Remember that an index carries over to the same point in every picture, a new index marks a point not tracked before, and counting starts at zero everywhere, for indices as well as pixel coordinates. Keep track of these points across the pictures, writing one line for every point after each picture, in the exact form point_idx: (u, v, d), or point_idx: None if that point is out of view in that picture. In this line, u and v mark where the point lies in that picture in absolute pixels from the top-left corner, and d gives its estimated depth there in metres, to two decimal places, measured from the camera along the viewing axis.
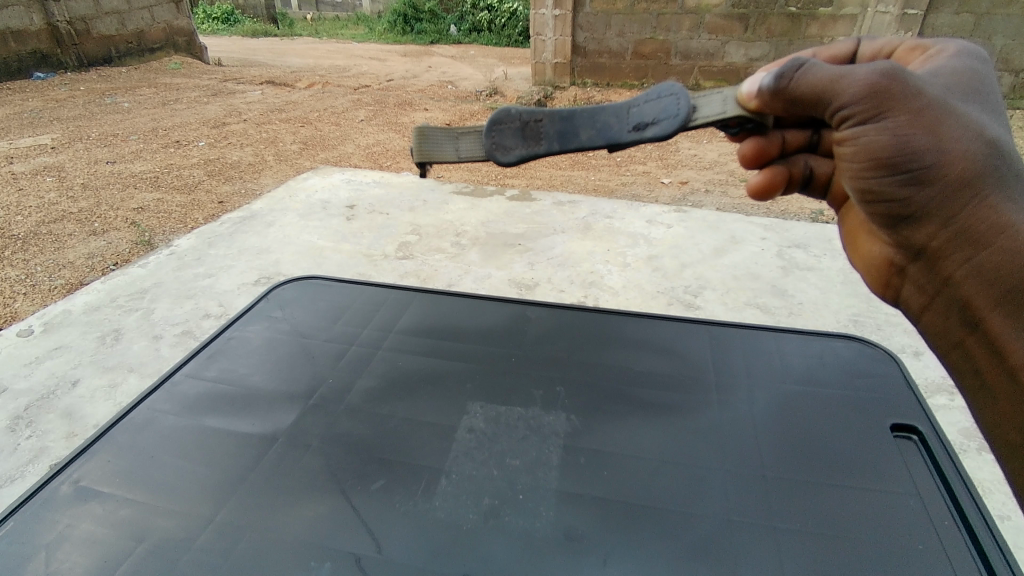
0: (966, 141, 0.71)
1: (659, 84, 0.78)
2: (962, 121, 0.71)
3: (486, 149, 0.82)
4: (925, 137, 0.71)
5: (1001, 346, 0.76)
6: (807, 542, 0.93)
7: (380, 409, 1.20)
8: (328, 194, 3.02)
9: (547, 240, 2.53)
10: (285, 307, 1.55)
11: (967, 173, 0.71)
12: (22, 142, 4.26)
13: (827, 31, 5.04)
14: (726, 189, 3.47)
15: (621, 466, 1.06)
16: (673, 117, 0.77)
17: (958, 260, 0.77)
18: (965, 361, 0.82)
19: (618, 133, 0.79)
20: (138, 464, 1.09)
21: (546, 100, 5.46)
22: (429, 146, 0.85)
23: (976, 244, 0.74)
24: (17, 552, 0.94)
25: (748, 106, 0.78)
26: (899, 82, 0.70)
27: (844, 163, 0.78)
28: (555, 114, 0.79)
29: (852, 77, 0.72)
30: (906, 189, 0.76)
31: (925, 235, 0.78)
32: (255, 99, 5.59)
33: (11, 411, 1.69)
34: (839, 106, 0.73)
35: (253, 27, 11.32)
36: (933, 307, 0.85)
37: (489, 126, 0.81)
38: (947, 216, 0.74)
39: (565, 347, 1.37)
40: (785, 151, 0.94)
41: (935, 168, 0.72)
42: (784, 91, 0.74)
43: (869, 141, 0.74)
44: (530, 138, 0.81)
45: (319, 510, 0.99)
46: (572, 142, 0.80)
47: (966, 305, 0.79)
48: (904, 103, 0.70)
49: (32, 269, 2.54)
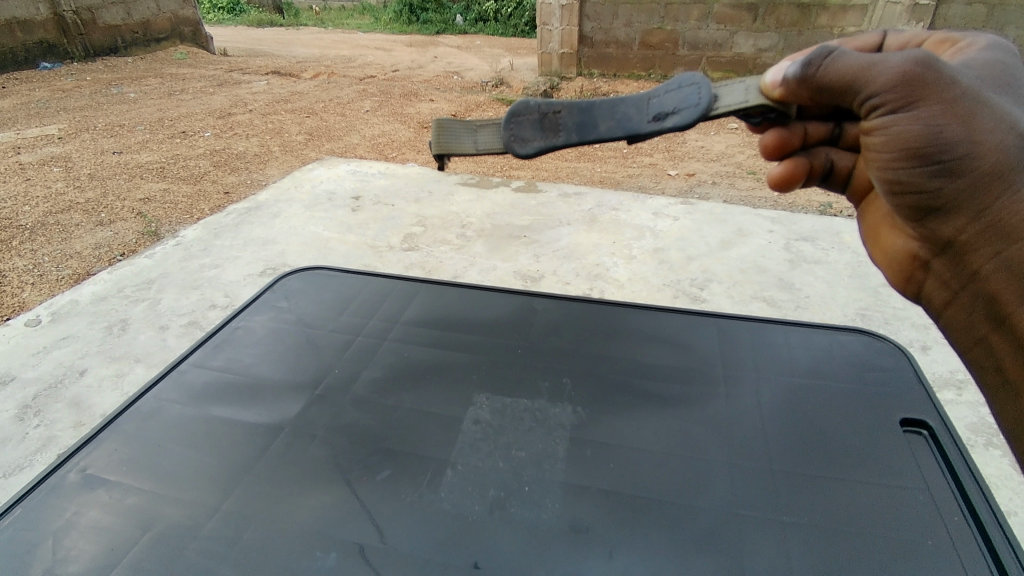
0: (1000, 133, 0.70)
1: (680, 75, 0.76)
2: (997, 113, 0.70)
3: (505, 141, 0.80)
4: (958, 129, 0.69)
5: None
6: (813, 537, 0.92)
7: (385, 400, 1.20)
8: (333, 185, 3.01)
9: (552, 232, 2.52)
10: (290, 298, 1.55)
11: (1001, 165, 0.70)
12: (29, 133, 4.27)
13: (838, 22, 4.96)
14: (733, 181, 3.44)
15: (626, 459, 1.06)
16: (694, 106, 0.76)
17: (987, 254, 0.76)
18: (987, 357, 0.82)
19: (637, 124, 0.78)
20: (145, 453, 1.09)
21: (553, 91, 5.42)
22: (448, 138, 0.85)
23: (1007, 238, 0.74)
24: (24, 540, 0.94)
25: (771, 95, 0.75)
26: (933, 71, 0.69)
27: (874, 152, 0.77)
28: (573, 105, 0.77)
29: (886, 64, 0.70)
30: (936, 180, 0.75)
31: (952, 229, 0.78)
32: (260, 89, 5.58)
33: (19, 400, 1.70)
34: (869, 95, 0.72)
35: (258, 17, 11.28)
36: (956, 302, 0.85)
37: (508, 118, 0.79)
38: (978, 209, 0.74)
39: (573, 338, 1.36)
40: (807, 143, 0.92)
41: (969, 159, 0.71)
42: (812, 79, 0.72)
43: (900, 132, 0.73)
44: (549, 129, 0.79)
45: (324, 500, 0.99)
46: (592, 133, 0.78)
47: (993, 301, 0.79)
48: (938, 92, 0.69)
49: (39, 259, 2.54)
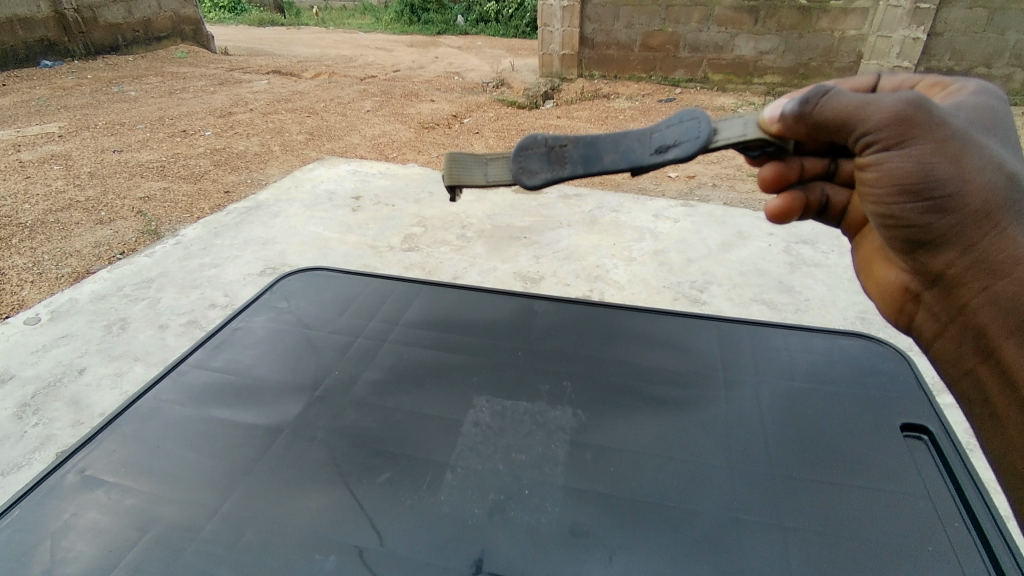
0: (988, 172, 0.71)
1: (681, 110, 0.76)
2: (983, 152, 0.71)
3: (513, 173, 0.81)
4: (948, 168, 0.70)
5: (1014, 372, 0.77)
6: (813, 542, 0.92)
7: (385, 402, 1.20)
8: (333, 184, 3.01)
9: (552, 234, 2.51)
10: (290, 298, 1.55)
11: (987, 203, 0.71)
12: (30, 130, 4.27)
13: (838, 25, 4.95)
14: (733, 183, 3.44)
15: (626, 463, 1.06)
16: (694, 139, 0.74)
17: (975, 287, 0.77)
18: (975, 386, 0.83)
19: (640, 157, 0.76)
20: (143, 455, 1.09)
21: (553, 91, 5.42)
22: (459, 172, 0.84)
23: (995, 273, 0.74)
24: (22, 541, 0.94)
25: (770, 130, 0.75)
26: (925, 111, 0.70)
27: (866, 188, 0.77)
28: (579, 137, 0.78)
29: (878, 105, 0.71)
30: (927, 217, 0.75)
31: (942, 263, 0.78)
32: (261, 88, 5.58)
33: (18, 398, 1.70)
34: (863, 133, 0.72)
35: (259, 16, 11.28)
36: (945, 334, 0.85)
37: (516, 151, 0.80)
38: (968, 245, 0.75)
39: (572, 341, 1.36)
40: (803, 176, 0.91)
41: (958, 196, 0.72)
42: (808, 117, 0.73)
43: (893, 169, 0.73)
44: (555, 162, 0.80)
45: (323, 502, 0.99)
46: (596, 165, 0.78)
47: (982, 333, 0.79)
48: (929, 131, 0.70)
49: (39, 257, 2.55)
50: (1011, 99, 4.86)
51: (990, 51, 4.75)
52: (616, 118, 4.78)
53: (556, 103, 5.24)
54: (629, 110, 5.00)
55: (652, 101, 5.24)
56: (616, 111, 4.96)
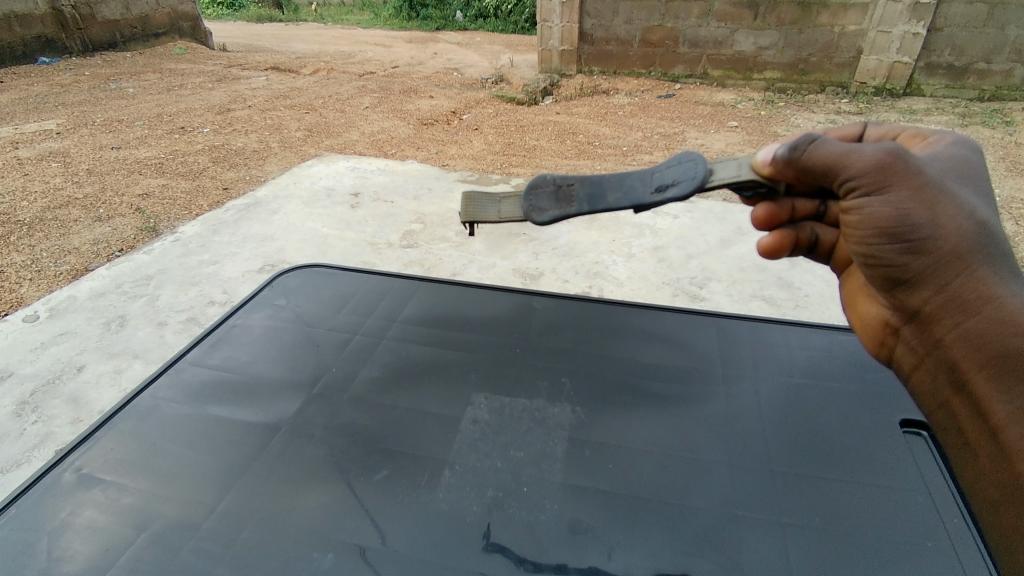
0: (962, 220, 0.70)
1: (679, 152, 0.78)
2: (957, 199, 0.71)
3: (524, 211, 0.83)
4: (924, 213, 0.70)
5: (987, 409, 0.73)
6: (813, 539, 0.92)
7: (383, 399, 1.20)
8: (332, 181, 3.01)
9: (552, 230, 2.51)
10: (289, 296, 1.54)
11: (962, 248, 0.70)
12: (27, 128, 4.25)
13: (838, 20, 4.93)
14: None
15: (624, 459, 1.05)
16: (690, 179, 0.75)
17: (948, 324, 0.74)
18: (949, 420, 0.79)
19: (642, 195, 0.77)
20: (141, 453, 1.08)
21: (553, 87, 5.41)
22: (475, 208, 0.89)
23: (966, 311, 0.72)
24: (20, 540, 0.94)
25: (762, 172, 0.76)
26: (904, 160, 0.70)
27: (848, 229, 0.76)
28: (585, 177, 0.80)
29: (861, 153, 0.71)
30: (904, 258, 0.74)
31: (918, 300, 0.76)
32: (259, 85, 5.56)
33: (17, 396, 1.69)
34: (845, 178, 0.72)
35: (258, 13, 11.24)
36: (922, 367, 0.81)
37: (527, 190, 0.83)
38: (941, 283, 0.72)
39: (571, 337, 1.35)
40: (794, 217, 0.89)
41: (934, 240, 0.71)
42: (798, 161, 0.72)
43: (874, 213, 0.72)
44: (563, 200, 0.81)
45: (322, 499, 0.99)
46: (601, 203, 0.79)
47: (953, 367, 0.75)
48: (907, 179, 0.70)
49: (38, 254, 2.54)
50: (1010, 94, 4.83)
51: (990, 47, 4.72)
52: (616, 114, 4.76)
53: (556, 99, 5.23)
54: (628, 106, 4.99)
55: (651, 97, 5.23)
56: (615, 107, 4.95)
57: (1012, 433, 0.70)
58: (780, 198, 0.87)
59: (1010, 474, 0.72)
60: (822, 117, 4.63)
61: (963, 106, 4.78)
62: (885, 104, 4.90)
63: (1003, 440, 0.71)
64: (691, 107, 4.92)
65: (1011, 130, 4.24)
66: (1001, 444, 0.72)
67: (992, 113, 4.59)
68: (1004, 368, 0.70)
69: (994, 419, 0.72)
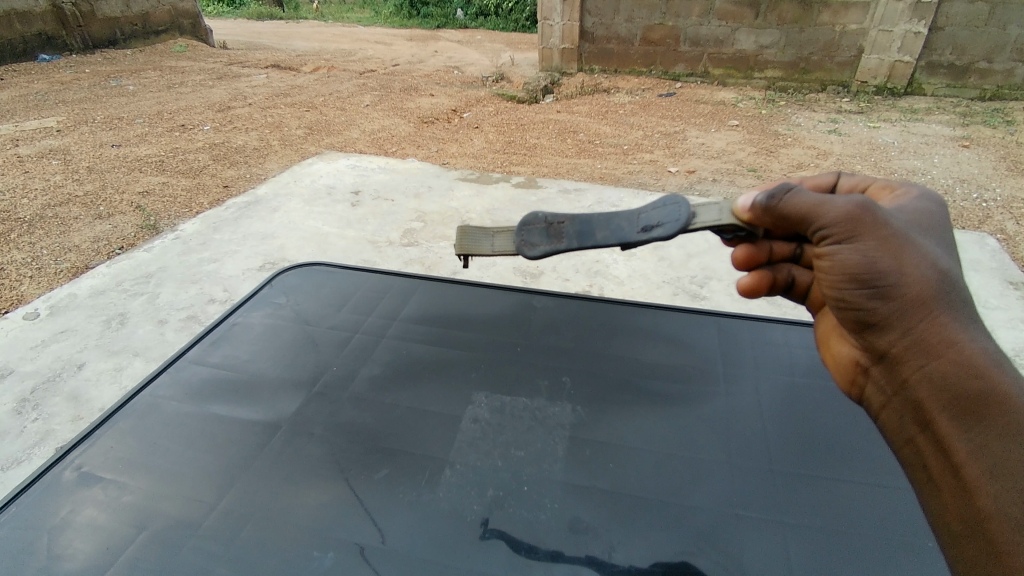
0: (927, 269, 0.72)
1: (664, 195, 0.79)
2: (922, 249, 0.72)
3: (515, 245, 0.84)
4: (892, 261, 0.71)
5: (950, 448, 0.71)
6: (812, 539, 0.92)
7: (384, 398, 1.20)
8: (333, 179, 3.00)
9: None
10: (289, 294, 1.54)
11: (926, 295, 0.71)
12: (28, 125, 4.25)
13: (839, 19, 4.93)
14: (734, 178, 3.43)
15: (625, 459, 1.05)
16: (675, 221, 0.76)
17: (914, 366, 0.74)
18: (914, 458, 0.76)
19: (628, 234, 0.79)
20: (141, 451, 1.08)
21: (554, 86, 5.41)
22: (469, 241, 0.88)
23: (930, 353, 0.72)
24: (20, 538, 0.94)
25: (742, 218, 0.78)
26: (872, 212, 0.72)
27: (820, 274, 0.77)
28: (575, 215, 0.81)
29: (832, 204, 0.72)
30: (872, 302, 0.75)
31: (886, 342, 0.76)
32: (260, 82, 5.55)
33: (18, 393, 1.69)
34: (818, 227, 0.73)
35: (259, 10, 11.23)
36: (889, 406, 0.79)
37: (519, 226, 0.84)
38: (907, 327, 0.73)
39: (572, 336, 1.35)
40: (772, 259, 0.88)
41: (899, 287, 0.72)
42: (774, 208, 0.74)
43: (844, 260, 0.73)
44: (554, 236, 0.82)
45: (323, 496, 0.99)
46: (589, 240, 0.80)
47: (919, 408, 0.74)
48: (876, 229, 0.71)
49: (38, 252, 2.54)
50: (1011, 94, 4.82)
51: (991, 46, 4.71)
52: (616, 113, 4.76)
53: (556, 98, 5.22)
54: (629, 105, 4.98)
55: (652, 95, 5.23)
56: (616, 106, 4.94)
57: (973, 471, 0.68)
58: (759, 240, 0.86)
59: (972, 514, 0.68)
60: (823, 116, 4.62)
61: (964, 106, 4.77)
62: (886, 104, 4.89)
63: (964, 478, 0.69)
64: (692, 106, 4.92)
65: (1012, 130, 4.24)
66: (962, 481, 0.69)
67: (993, 113, 4.58)
68: (967, 408, 0.69)
69: (956, 457, 0.70)
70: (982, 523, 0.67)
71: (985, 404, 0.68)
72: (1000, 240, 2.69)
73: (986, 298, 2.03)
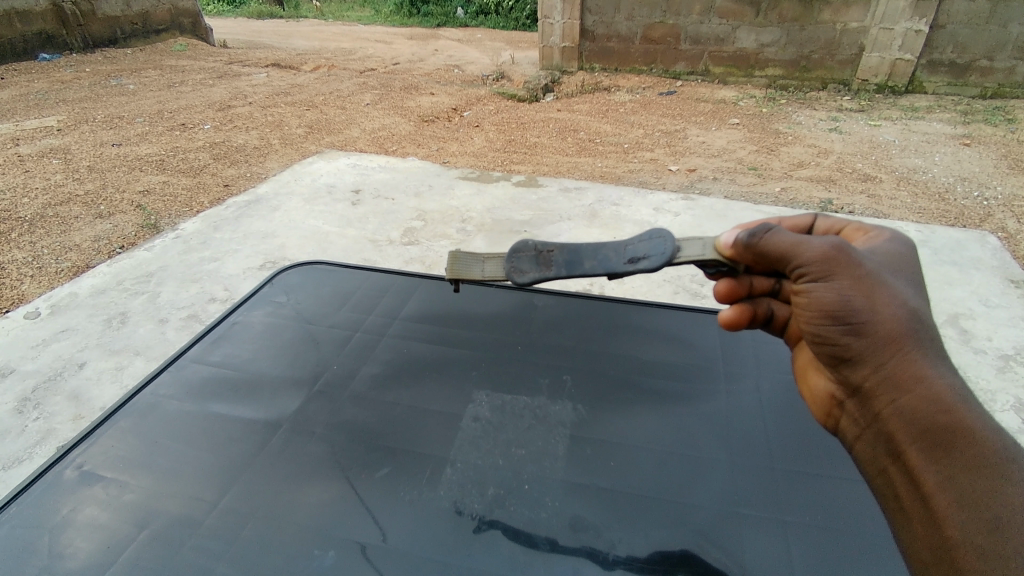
0: (898, 309, 0.75)
1: (650, 229, 0.87)
2: (893, 288, 0.76)
3: (505, 271, 0.91)
4: (864, 300, 0.75)
5: (919, 479, 0.73)
6: (813, 537, 0.92)
7: (385, 396, 1.20)
8: (333, 178, 3.00)
9: (553, 227, 2.50)
10: (289, 293, 1.54)
11: (897, 334, 0.75)
12: (28, 124, 4.24)
13: (840, 17, 4.91)
14: (734, 177, 3.43)
15: (627, 458, 1.05)
16: (660, 253, 0.84)
17: (886, 400, 0.77)
18: (886, 488, 0.79)
19: (615, 264, 0.86)
20: (142, 449, 1.08)
21: (554, 84, 5.40)
22: (460, 267, 0.97)
23: (901, 388, 0.75)
24: (21, 537, 0.94)
25: (724, 253, 0.84)
26: (846, 253, 0.76)
27: (798, 309, 0.82)
28: (563, 245, 0.89)
29: (810, 245, 0.77)
30: (846, 338, 0.79)
31: (859, 376, 0.79)
32: (260, 81, 5.55)
33: (19, 392, 1.70)
34: (796, 266, 0.78)
35: (259, 9, 11.23)
36: (863, 438, 0.82)
37: (510, 253, 0.91)
38: (878, 362, 0.76)
39: (574, 335, 1.35)
40: (752, 293, 0.92)
41: (871, 324, 0.75)
42: (755, 246, 0.79)
43: (819, 297, 0.78)
44: (543, 264, 0.90)
45: (325, 495, 0.99)
46: (578, 268, 0.87)
47: (891, 440, 0.77)
48: (850, 268, 0.76)
49: (38, 251, 2.54)
50: (1013, 92, 4.81)
51: (992, 44, 4.70)
52: (616, 112, 4.75)
53: (557, 96, 5.21)
54: (629, 104, 4.97)
55: (652, 94, 5.22)
56: (616, 105, 4.94)
57: (941, 501, 0.70)
58: (741, 275, 0.91)
59: (939, 542, 0.70)
60: (824, 115, 4.61)
61: (965, 104, 4.76)
62: (887, 102, 4.89)
63: (933, 507, 0.71)
64: (693, 104, 4.91)
65: (1013, 128, 4.23)
66: (931, 511, 0.71)
67: (994, 111, 4.58)
68: (935, 441, 0.72)
69: (925, 488, 0.72)
70: (948, 552, 0.68)
71: (952, 437, 0.71)
72: (1001, 238, 2.69)
73: (987, 296, 2.02)
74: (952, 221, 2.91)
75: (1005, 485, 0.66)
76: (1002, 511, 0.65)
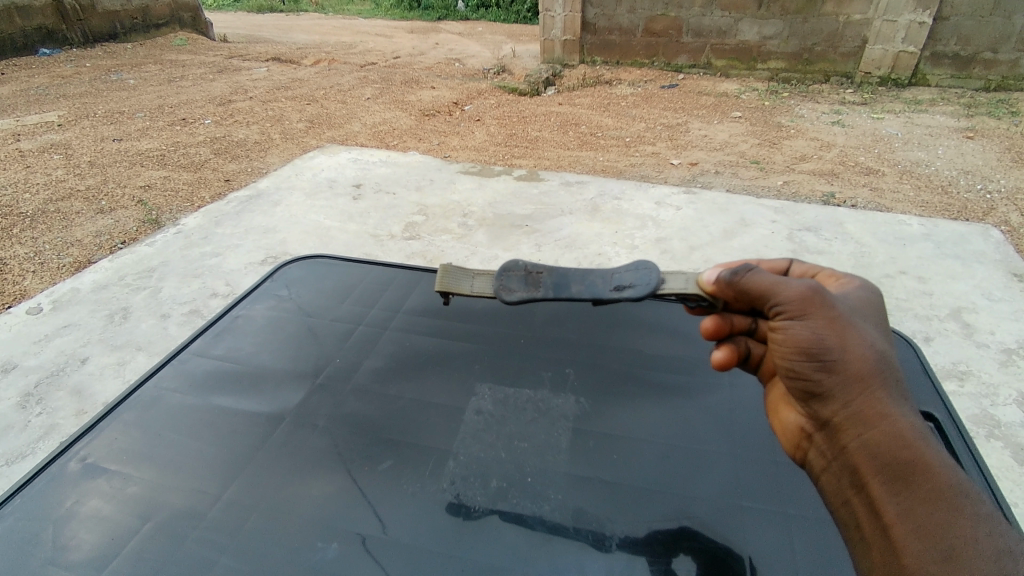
0: (868, 350, 0.77)
1: (637, 260, 0.93)
2: (863, 330, 0.78)
3: (494, 288, 0.96)
4: (837, 339, 0.77)
5: (880, 509, 0.75)
6: (815, 530, 0.92)
7: (387, 389, 1.20)
8: (334, 173, 2.99)
9: (554, 222, 2.49)
10: (291, 287, 1.54)
11: (865, 373, 0.77)
12: (29, 120, 4.24)
13: (843, 9, 4.88)
14: (736, 171, 3.41)
15: (629, 450, 1.05)
16: (645, 284, 0.89)
17: (853, 434, 0.78)
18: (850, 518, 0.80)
19: (601, 291, 0.92)
20: (145, 442, 1.09)
21: (555, 78, 5.38)
22: (450, 280, 1.00)
23: (867, 422, 0.77)
24: (25, 528, 0.94)
25: (705, 288, 0.87)
26: (822, 294, 0.77)
27: (774, 345, 0.82)
28: (552, 268, 0.94)
29: (789, 284, 0.78)
30: (818, 374, 0.79)
31: (828, 411, 0.80)
32: (260, 76, 5.53)
33: (21, 387, 1.70)
34: (774, 303, 0.79)
35: (259, 3, 11.17)
36: (830, 469, 0.83)
37: (501, 271, 0.97)
38: (847, 398, 0.78)
39: (576, 328, 1.35)
40: (733, 331, 0.90)
41: (842, 363, 0.77)
42: (736, 283, 0.81)
43: (795, 334, 0.79)
44: (531, 285, 0.95)
45: (327, 487, 0.99)
46: (565, 292, 0.92)
47: (856, 472, 0.79)
48: (825, 309, 0.77)
49: (40, 247, 2.53)
50: (1016, 84, 4.78)
51: (996, 36, 4.66)
52: (618, 105, 4.73)
53: (558, 89, 5.19)
54: (630, 97, 4.95)
55: (654, 87, 5.20)
56: (617, 98, 4.92)
57: (900, 530, 0.72)
58: (723, 311, 0.90)
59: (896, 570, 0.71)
60: (826, 108, 4.58)
61: (968, 97, 4.73)
62: (890, 94, 4.86)
63: (893, 536, 0.73)
64: (695, 98, 4.89)
65: (1017, 121, 4.20)
66: (891, 540, 0.73)
67: (998, 104, 4.54)
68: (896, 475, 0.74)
69: (886, 518, 0.74)
70: None
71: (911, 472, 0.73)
72: (1004, 232, 2.67)
73: (989, 290, 2.02)
74: (955, 215, 2.89)
75: (957, 518, 0.69)
76: (955, 541, 0.68)
